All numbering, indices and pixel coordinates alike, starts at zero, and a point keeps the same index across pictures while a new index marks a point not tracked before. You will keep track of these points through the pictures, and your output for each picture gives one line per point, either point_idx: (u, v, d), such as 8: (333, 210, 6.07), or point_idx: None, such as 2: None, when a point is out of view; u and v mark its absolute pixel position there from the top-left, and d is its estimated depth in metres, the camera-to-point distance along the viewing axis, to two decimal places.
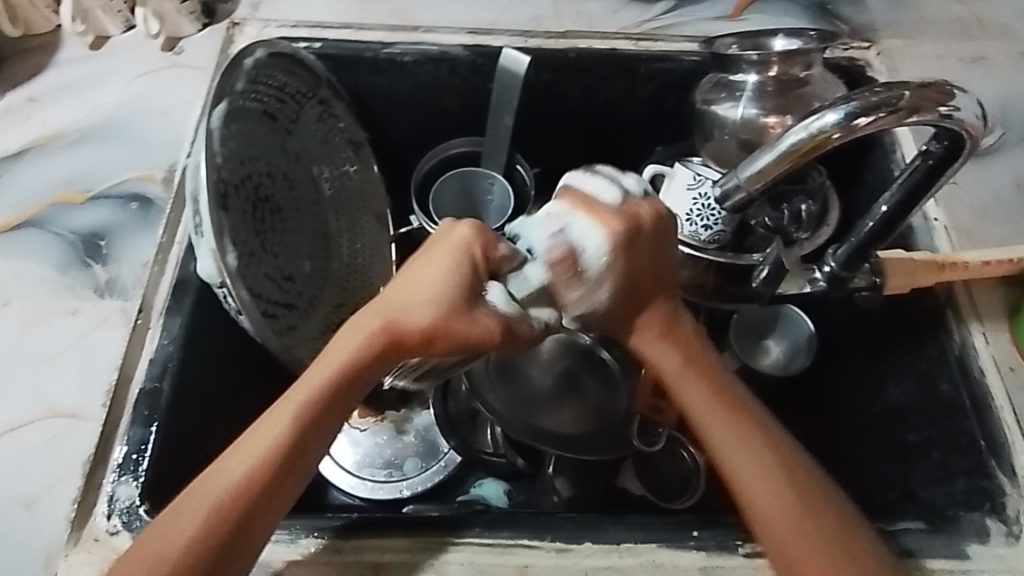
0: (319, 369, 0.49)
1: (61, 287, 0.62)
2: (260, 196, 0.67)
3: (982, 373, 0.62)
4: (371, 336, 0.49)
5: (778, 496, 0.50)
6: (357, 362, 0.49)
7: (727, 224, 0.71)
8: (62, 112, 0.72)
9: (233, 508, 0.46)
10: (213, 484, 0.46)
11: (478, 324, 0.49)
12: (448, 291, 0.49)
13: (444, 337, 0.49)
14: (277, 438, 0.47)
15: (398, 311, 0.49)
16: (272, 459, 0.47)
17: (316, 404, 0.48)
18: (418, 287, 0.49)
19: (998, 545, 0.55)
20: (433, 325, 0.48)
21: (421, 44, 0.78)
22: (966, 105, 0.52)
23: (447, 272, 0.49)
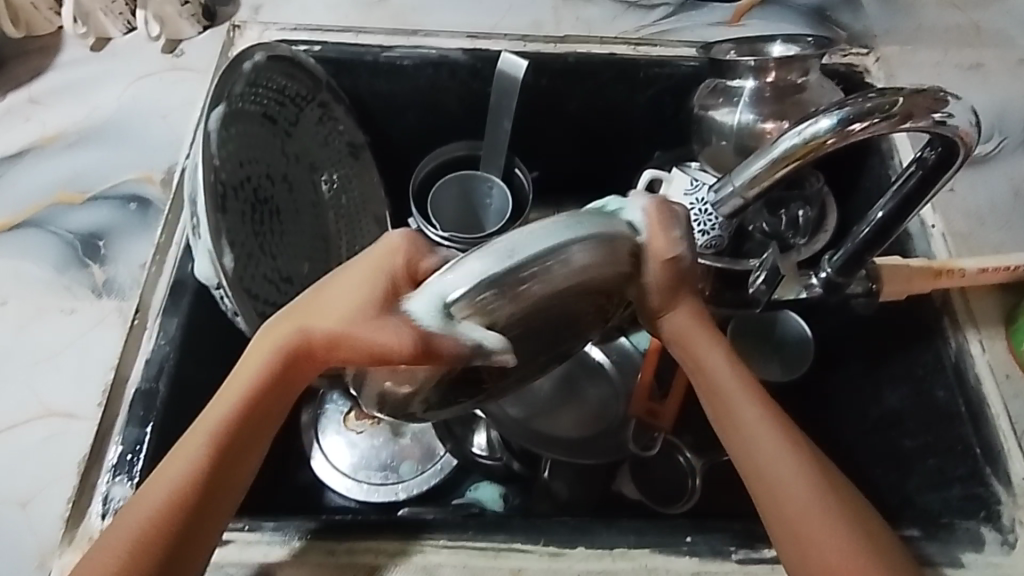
0: (233, 386, 0.48)
1: (58, 287, 0.62)
2: (259, 198, 0.67)
3: (978, 381, 0.62)
4: (282, 342, 0.48)
5: (805, 495, 0.48)
6: (281, 362, 0.48)
7: (724, 230, 0.69)
8: (62, 113, 0.72)
9: (184, 492, 0.45)
10: (167, 472, 0.46)
11: (388, 332, 0.44)
12: (360, 302, 0.46)
13: (356, 347, 0.45)
14: (211, 429, 0.47)
15: (318, 320, 0.47)
16: (218, 446, 0.47)
17: (240, 404, 0.48)
18: (326, 302, 0.47)
19: (993, 553, 0.55)
20: (344, 332, 0.45)
21: (420, 48, 0.79)
22: (959, 112, 0.52)
23: (364, 282, 0.46)
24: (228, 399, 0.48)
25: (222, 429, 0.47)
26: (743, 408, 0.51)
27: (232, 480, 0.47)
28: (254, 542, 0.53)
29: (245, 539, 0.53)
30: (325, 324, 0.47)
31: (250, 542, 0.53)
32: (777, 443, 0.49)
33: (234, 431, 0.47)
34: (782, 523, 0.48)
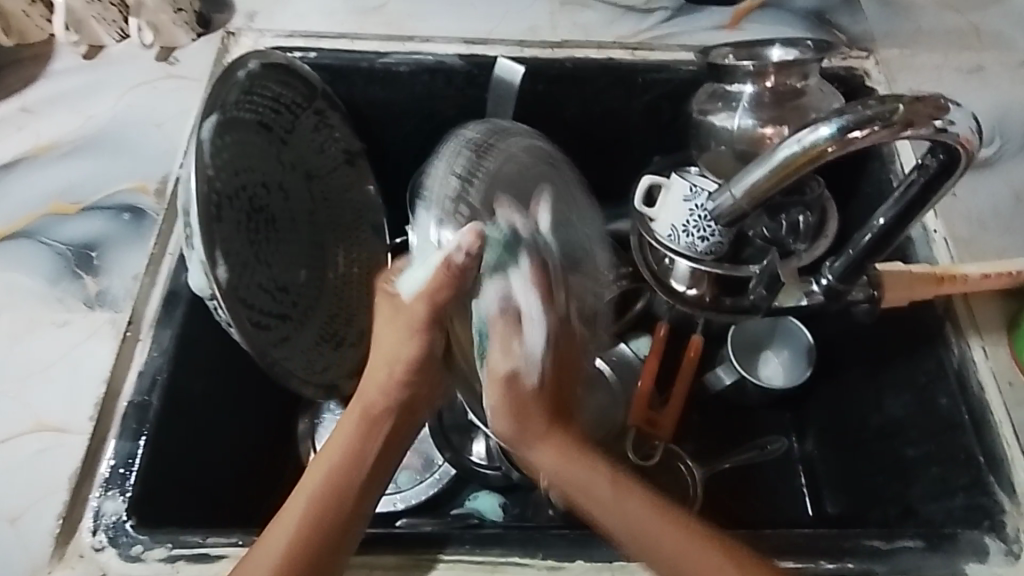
0: (325, 455, 0.55)
1: (51, 298, 0.62)
2: (253, 207, 0.66)
3: (983, 388, 0.61)
4: (368, 414, 0.57)
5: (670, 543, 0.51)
6: (367, 417, 0.57)
7: (723, 236, 0.69)
8: (55, 123, 0.72)
9: (318, 521, 0.50)
10: (286, 515, 0.51)
11: (409, 336, 0.57)
12: (401, 318, 0.57)
13: (408, 359, 0.57)
14: (340, 468, 0.54)
15: (388, 367, 0.58)
16: (344, 479, 0.53)
17: (346, 460, 0.54)
18: (387, 334, 0.58)
19: (997, 564, 0.54)
20: (402, 346, 0.57)
21: (416, 54, 0.78)
22: (960, 119, 0.51)
23: (389, 313, 0.59)
24: (335, 452, 0.55)
25: (341, 463, 0.54)
26: (593, 492, 0.54)
27: (360, 506, 0.53)
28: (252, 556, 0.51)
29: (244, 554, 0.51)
30: (401, 351, 0.57)
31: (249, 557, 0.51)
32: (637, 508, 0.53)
33: (347, 466, 0.54)
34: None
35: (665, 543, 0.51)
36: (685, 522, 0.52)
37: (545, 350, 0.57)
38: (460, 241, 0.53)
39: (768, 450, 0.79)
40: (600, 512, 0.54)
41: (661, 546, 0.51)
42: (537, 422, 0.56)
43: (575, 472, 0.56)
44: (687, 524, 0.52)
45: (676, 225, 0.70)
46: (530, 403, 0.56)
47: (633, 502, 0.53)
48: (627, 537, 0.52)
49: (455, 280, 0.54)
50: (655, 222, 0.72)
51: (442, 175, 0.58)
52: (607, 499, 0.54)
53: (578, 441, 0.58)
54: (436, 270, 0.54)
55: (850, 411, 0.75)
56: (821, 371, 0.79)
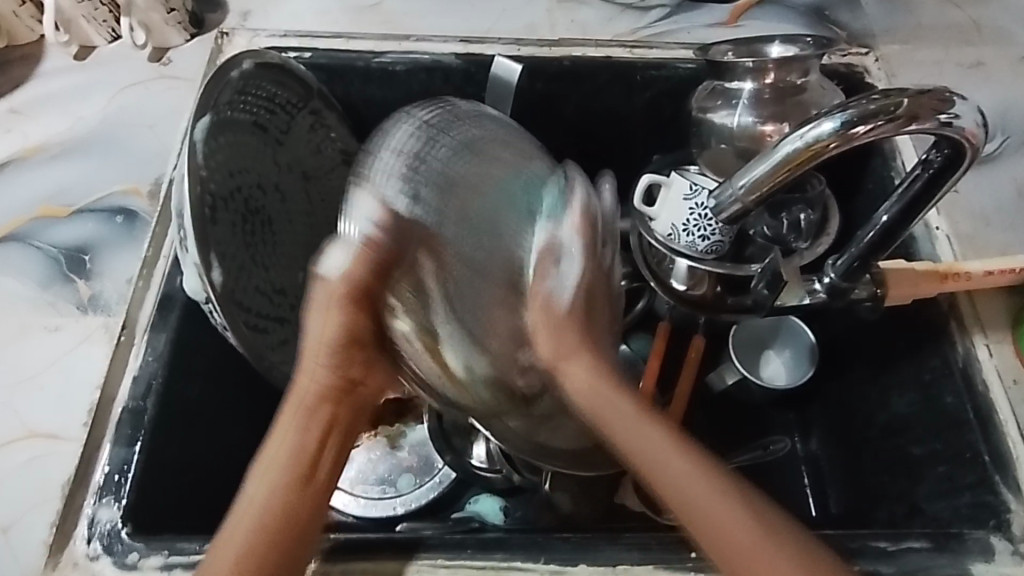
0: (268, 454, 0.49)
1: (43, 302, 0.61)
2: (249, 209, 0.65)
3: (986, 385, 0.60)
4: (311, 398, 0.50)
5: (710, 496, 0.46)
6: (304, 410, 0.50)
7: (724, 235, 0.68)
8: (46, 124, 0.71)
9: (263, 529, 0.47)
10: (238, 517, 0.47)
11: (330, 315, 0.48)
12: (326, 301, 0.48)
13: (332, 338, 0.48)
14: (281, 470, 0.48)
15: (317, 353, 0.49)
16: (284, 482, 0.48)
17: (289, 460, 0.49)
18: (315, 313, 0.49)
19: (1004, 563, 0.53)
20: (332, 328, 0.48)
21: (412, 53, 0.77)
22: (966, 112, 0.50)
23: (311, 295, 0.50)
24: (279, 447, 0.49)
25: (281, 464, 0.48)
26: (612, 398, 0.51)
27: (307, 507, 0.48)
28: None
29: None
30: (329, 334, 0.48)
31: None
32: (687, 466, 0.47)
33: (285, 463, 0.48)
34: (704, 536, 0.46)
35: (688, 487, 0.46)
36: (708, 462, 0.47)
37: (585, 276, 0.54)
38: (370, 218, 0.48)
39: (771, 450, 0.79)
40: (639, 446, 0.48)
41: (676, 479, 0.47)
42: (579, 360, 0.52)
43: (617, 397, 0.51)
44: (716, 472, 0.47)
45: (677, 224, 0.69)
46: (585, 342, 0.53)
47: (660, 447, 0.48)
48: (664, 473, 0.47)
49: (381, 260, 0.47)
50: (655, 221, 0.71)
51: (395, 150, 0.52)
52: (629, 429, 0.49)
53: (606, 370, 0.53)
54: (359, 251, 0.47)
55: (854, 410, 0.74)
56: (825, 370, 0.79)
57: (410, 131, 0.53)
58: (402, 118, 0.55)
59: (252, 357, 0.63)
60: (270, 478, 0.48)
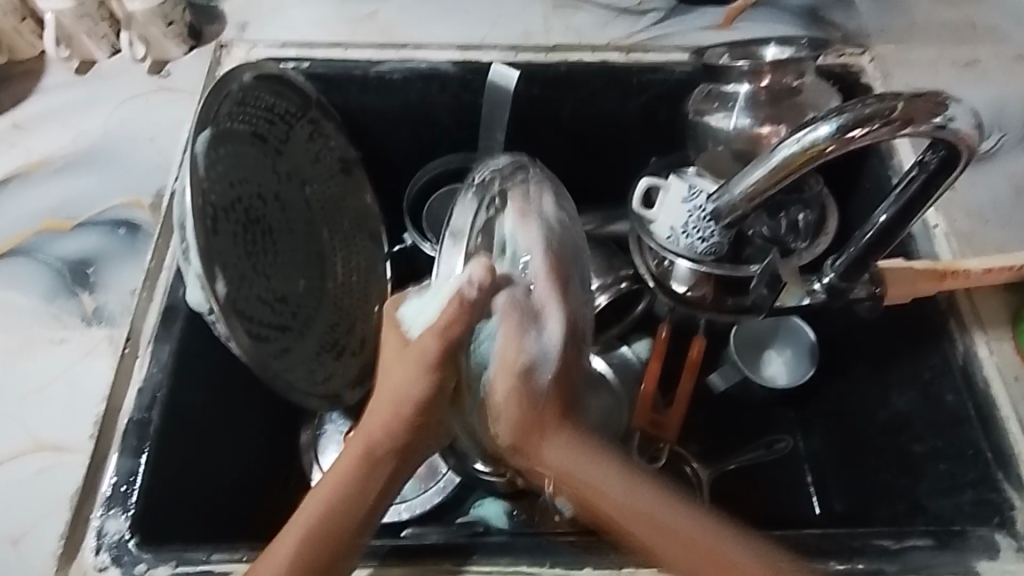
0: (322, 487, 0.51)
1: (48, 316, 0.61)
2: (250, 218, 0.66)
3: (986, 381, 0.60)
4: (370, 447, 0.51)
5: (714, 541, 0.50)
6: (367, 453, 0.51)
7: (723, 237, 0.67)
8: (47, 139, 0.71)
9: (312, 564, 0.48)
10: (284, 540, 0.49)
11: (407, 379, 0.51)
12: (411, 356, 0.51)
13: (406, 391, 0.51)
14: (336, 504, 0.50)
15: (388, 401, 0.52)
16: (338, 523, 0.49)
17: (338, 498, 0.50)
18: (390, 373, 0.53)
19: (1008, 560, 0.53)
20: (412, 388, 0.51)
21: (410, 61, 0.78)
22: (960, 115, 0.51)
23: (391, 344, 0.56)
24: (334, 483, 0.51)
25: (334, 505, 0.50)
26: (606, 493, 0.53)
27: (356, 546, 0.50)
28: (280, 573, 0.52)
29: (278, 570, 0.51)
30: (407, 392, 0.51)
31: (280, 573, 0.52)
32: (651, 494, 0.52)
33: (351, 497, 0.50)
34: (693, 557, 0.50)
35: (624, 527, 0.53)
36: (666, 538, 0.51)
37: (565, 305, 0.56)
38: (471, 275, 0.52)
39: (774, 449, 0.80)
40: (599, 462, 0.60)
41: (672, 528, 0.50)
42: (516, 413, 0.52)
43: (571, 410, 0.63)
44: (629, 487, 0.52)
45: (675, 228, 0.69)
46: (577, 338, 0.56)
47: (633, 483, 0.52)
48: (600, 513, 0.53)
49: (466, 313, 0.50)
50: (654, 224, 0.70)
51: (475, 217, 0.59)
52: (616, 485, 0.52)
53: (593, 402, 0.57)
54: (450, 304, 0.51)
55: (856, 409, 0.74)
56: (826, 369, 0.79)
57: (481, 198, 0.60)
58: (473, 182, 0.62)
59: (256, 367, 0.63)
60: (322, 509, 0.50)
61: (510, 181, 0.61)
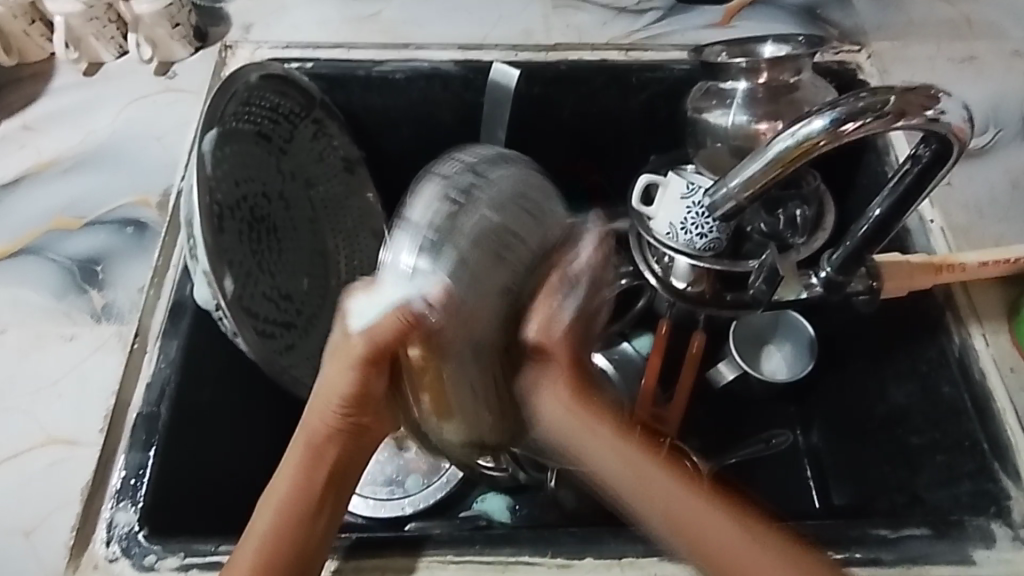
0: (276, 484, 0.52)
1: (58, 313, 0.62)
2: (255, 216, 0.67)
3: (983, 373, 0.61)
4: (316, 437, 0.52)
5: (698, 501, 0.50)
6: (315, 442, 0.52)
7: (722, 233, 0.68)
8: (56, 140, 0.72)
9: (273, 560, 0.49)
10: (251, 535, 0.51)
11: (338, 378, 0.50)
12: (342, 355, 0.50)
13: (338, 386, 0.50)
14: (290, 498, 0.51)
15: (325, 401, 0.51)
16: (294, 511, 0.51)
17: (295, 489, 0.52)
18: (329, 371, 0.51)
19: (1005, 549, 0.54)
20: (341, 383, 0.50)
21: (412, 61, 0.79)
22: (952, 108, 0.51)
23: (336, 339, 0.50)
24: (285, 479, 0.52)
25: (290, 495, 0.52)
26: (594, 434, 0.53)
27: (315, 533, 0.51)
28: None
29: None
30: (338, 389, 0.50)
31: None
32: (655, 470, 0.51)
33: (303, 486, 0.52)
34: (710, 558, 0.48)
35: (656, 493, 0.50)
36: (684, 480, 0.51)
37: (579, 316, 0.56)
38: (426, 292, 0.49)
39: (773, 444, 0.81)
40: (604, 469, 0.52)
41: (660, 491, 0.50)
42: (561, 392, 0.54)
43: (603, 444, 0.52)
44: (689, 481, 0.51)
45: (674, 224, 0.69)
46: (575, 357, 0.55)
47: (629, 458, 0.52)
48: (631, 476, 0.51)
49: (410, 331, 0.48)
50: (654, 221, 0.72)
51: (436, 209, 0.51)
52: (608, 451, 0.52)
53: (580, 390, 0.54)
54: (391, 315, 0.48)
55: (854, 403, 0.75)
56: (823, 364, 0.80)
57: (440, 189, 0.52)
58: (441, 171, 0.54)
59: (260, 362, 0.64)
60: (276, 508, 0.51)
61: (485, 172, 0.54)
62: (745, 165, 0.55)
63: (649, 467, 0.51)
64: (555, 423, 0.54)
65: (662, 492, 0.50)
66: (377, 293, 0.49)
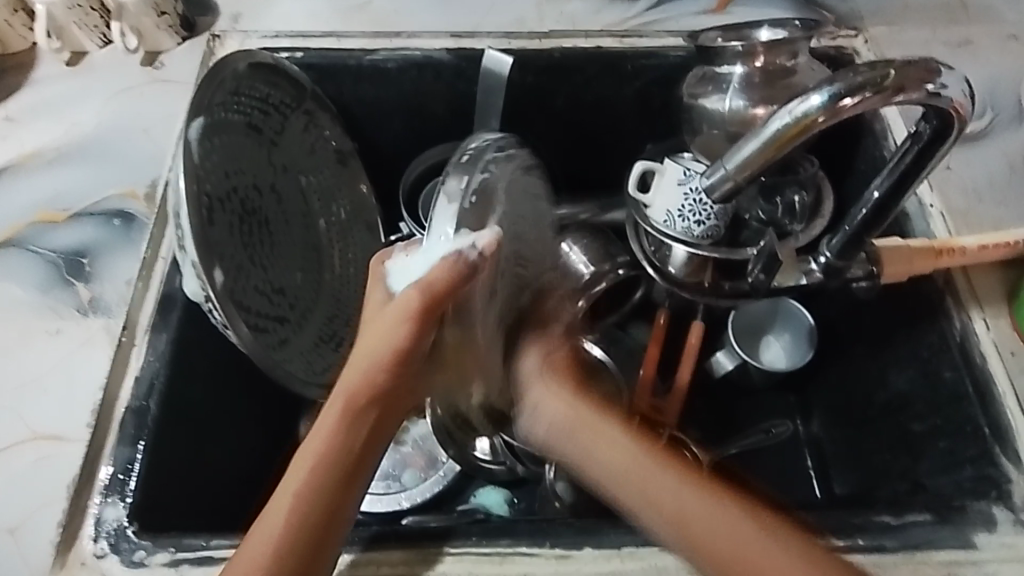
0: (304, 449, 0.50)
1: (44, 306, 0.61)
2: (246, 209, 0.66)
3: (985, 358, 0.60)
4: (352, 400, 0.51)
5: (721, 528, 0.49)
6: (350, 407, 0.51)
7: (720, 219, 0.68)
8: (40, 132, 0.71)
9: (300, 531, 0.47)
10: (281, 499, 0.49)
11: (391, 329, 0.50)
12: (396, 312, 0.50)
13: (388, 339, 0.51)
14: (319, 465, 0.49)
15: (369, 359, 0.51)
16: (325, 480, 0.49)
17: (324, 456, 0.50)
18: (375, 327, 0.51)
19: (1007, 533, 0.53)
20: (395, 335, 0.50)
21: (404, 49, 0.78)
22: (953, 83, 0.50)
23: (377, 301, 0.54)
24: (313, 444, 0.50)
25: (322, 458, 0.50)
26: (645, 465, 0.52)
27: (342, 506, 0.49)
28: None
29: None
30: (392, 340, 0.50)
31: None
32: (670, 479, 0.51)
33: (336, 446, 0.50)
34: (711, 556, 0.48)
35: (686, 507, 0.49)
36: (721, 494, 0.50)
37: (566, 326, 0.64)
38: (477, 242, 0.49)
39: (773, 434, 0.79)
40: (641, 478, 0.51)
41: (664, 492, 0.51)
42: (560, 385, 0.57)
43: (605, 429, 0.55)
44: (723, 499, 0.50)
45: (671, 211, 0.69)
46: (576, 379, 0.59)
47: (661, 482, 0.51)
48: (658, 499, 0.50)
49: (461, 280, 0.49)
50: (650, 208, 0.71)
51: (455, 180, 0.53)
52: (634, 467, 0.52)
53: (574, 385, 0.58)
54: (443, 266, 0.49)
55: (854, 391, 0.74)
56: (823, 352, 0.79)
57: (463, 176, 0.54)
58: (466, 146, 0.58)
59: (253, 356, 0.63)
60: (305, 475, 0.49)
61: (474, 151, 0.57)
62: (741, 145, 0.54)
63: (652, 476, 0.51)
64: (555, 419, 0.56)
65: (672, 491, 0.50)
66: (411, 263, 0.53)
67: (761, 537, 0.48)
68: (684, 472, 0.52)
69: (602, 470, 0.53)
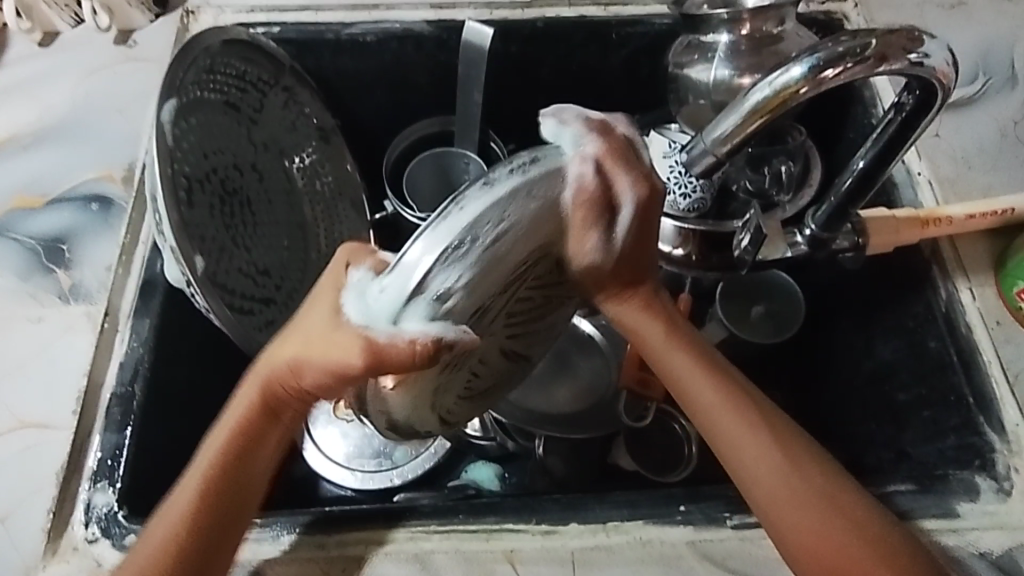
0: (214, 437, 0.47)
1: (24, 294, 0.61)
2: (227, 189, 0.65)
3: (970, 328, 0.61)
4: (271, 396, 0.46)
5: (818, 518, 0.46)
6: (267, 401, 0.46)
7: (705, 192, 0.70)
8: (14, 115, 0.70)
9: (197, 532, 0.45)
10: (184, 486, 0.46)
11: (337, 351, 0.41)
12: (331, 348, 0.41)
13: (315, 364, 0.42)
14: (223, 464, 0.46)
15: (294, 357, 0.43)
16: (229, 482, 0.46)
17: (231, 444, 0.47)
18: (302, 326, 0.43)
19: (988, 501, 0.54)
20: (319, 361, 0.42)
21: (383, 23, 0.76)
22: (936, 51, 0.50)
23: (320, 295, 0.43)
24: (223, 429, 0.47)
25: (218, 471, 0.46)
26: (751, 446, 0.48)
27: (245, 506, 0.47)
28: (261, 539, 0.52)
29: (256, 536, 0.52)
30: (319, 363, 0.42)
31: (260, 539, 0.52)
32: (804, 472, 0.47)
33: (234, 466, 0.47)
34: (806, 545, 0.46)
35: (776, 500, 0.47)
36: (818, 472, 0.47)
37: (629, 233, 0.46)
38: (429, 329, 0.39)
39: None
40: (726, 451, 0.49)
41: (751, 464, 0.48)
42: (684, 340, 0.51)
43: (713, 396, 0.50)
44: (827, 477, 0.47)
45: (657, 183, 0.70)
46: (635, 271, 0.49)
47: (749, 451, 0.48)
48: (720, 434, 0.49)
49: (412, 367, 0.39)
50: None
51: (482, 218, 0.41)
52: (733, 436, 0.48)
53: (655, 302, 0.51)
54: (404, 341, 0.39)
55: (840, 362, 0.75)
56: (811, 322, 0.78)
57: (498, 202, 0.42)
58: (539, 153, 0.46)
59: (237, 337, 0.63)
60: (208, 469, 0.46)
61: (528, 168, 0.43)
62: (720, 120, 0.52)
63: (758, 458, 0.47)
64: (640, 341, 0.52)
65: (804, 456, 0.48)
66: (371, 299, 0.40)
67: (860, 543, 0.45)
68: (776, 435, 0.48)
69: (726, 444, 0.49)
